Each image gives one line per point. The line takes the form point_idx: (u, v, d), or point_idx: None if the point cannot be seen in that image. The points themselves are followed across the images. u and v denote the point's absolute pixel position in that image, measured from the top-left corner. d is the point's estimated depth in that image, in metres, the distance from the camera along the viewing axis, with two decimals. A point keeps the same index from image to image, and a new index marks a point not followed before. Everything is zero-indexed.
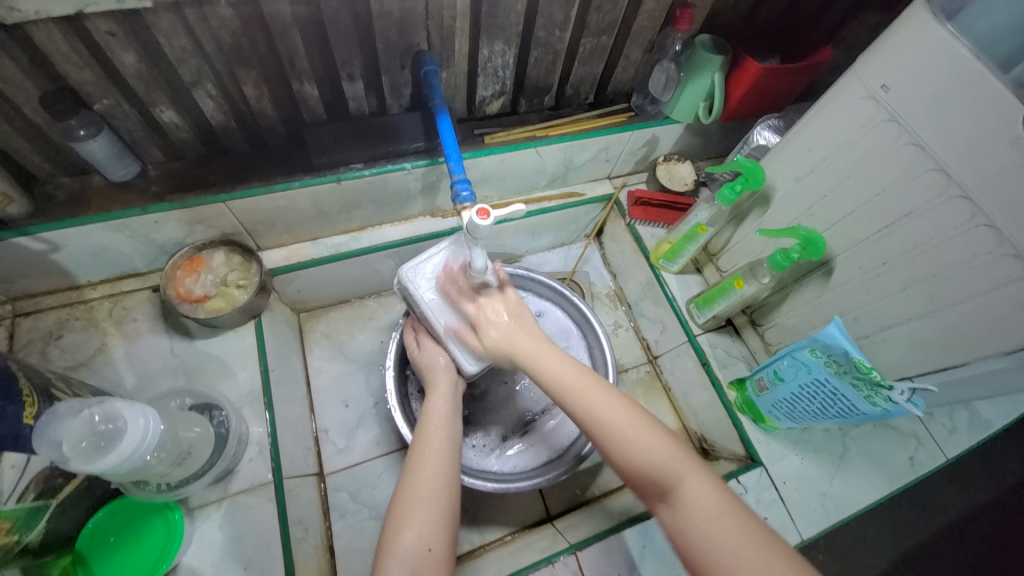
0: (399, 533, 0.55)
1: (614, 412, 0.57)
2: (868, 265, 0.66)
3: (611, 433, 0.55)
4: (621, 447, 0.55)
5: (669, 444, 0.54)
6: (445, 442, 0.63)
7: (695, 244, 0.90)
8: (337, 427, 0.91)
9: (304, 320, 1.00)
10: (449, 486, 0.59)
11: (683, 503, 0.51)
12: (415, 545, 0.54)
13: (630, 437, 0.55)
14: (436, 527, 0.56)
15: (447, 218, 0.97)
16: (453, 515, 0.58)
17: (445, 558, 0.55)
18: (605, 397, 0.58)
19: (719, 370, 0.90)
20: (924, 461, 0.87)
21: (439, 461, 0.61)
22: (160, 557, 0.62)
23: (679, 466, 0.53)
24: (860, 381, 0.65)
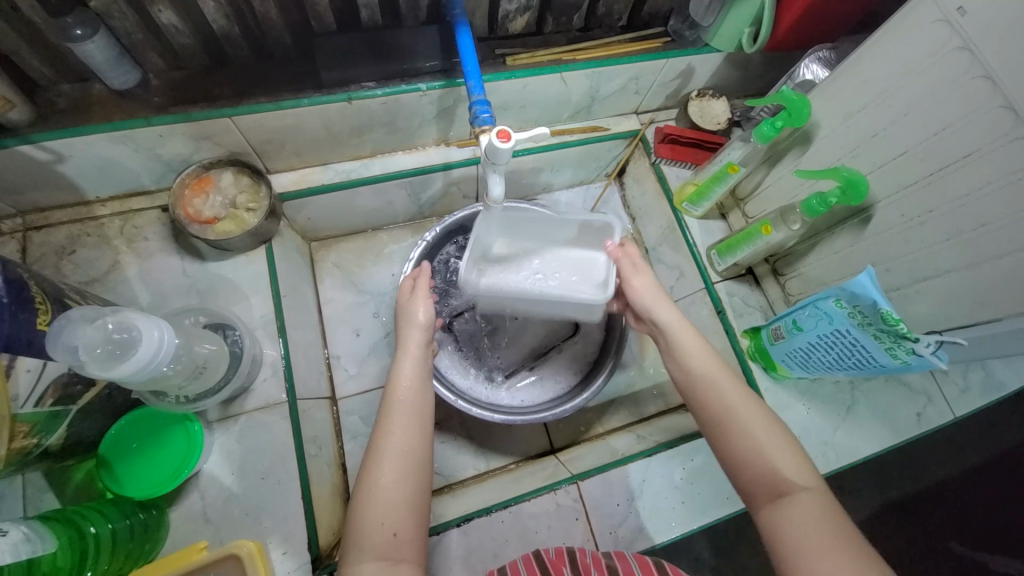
0: (367, 511, 0.53)
1: (744, 411, 0.59)
2: (911, 212, 0.62)
3: (739, 421, 0.58)
4: (741, 438, 0.58)
5: (788, 456, 0.56)
6: (417, 407, 0.59)
7: (723, 186, 0.85)
8: (348, 355, 0.93)
9: (315, 249, 0.99)
10: (419, 465, 0.57)
11: (792, 505, 0.53)
12: (380, 527, 0.52)
13: (755, 440, 0.57)
14: (398, 508, 0.54)
15: (463, 147, 0.92)
16: (420, 485, 0.56)
17: (411, 535, 0.54)
18: (745, 404, 0.59)
19: (734, 319, 0.89)
20: (931, 417, 0.87)
21: (407, 431, 0.58)
22: (182, 463, 0.64)
23: (797, 477, 0.55)
24: (883, 334, 0.63)
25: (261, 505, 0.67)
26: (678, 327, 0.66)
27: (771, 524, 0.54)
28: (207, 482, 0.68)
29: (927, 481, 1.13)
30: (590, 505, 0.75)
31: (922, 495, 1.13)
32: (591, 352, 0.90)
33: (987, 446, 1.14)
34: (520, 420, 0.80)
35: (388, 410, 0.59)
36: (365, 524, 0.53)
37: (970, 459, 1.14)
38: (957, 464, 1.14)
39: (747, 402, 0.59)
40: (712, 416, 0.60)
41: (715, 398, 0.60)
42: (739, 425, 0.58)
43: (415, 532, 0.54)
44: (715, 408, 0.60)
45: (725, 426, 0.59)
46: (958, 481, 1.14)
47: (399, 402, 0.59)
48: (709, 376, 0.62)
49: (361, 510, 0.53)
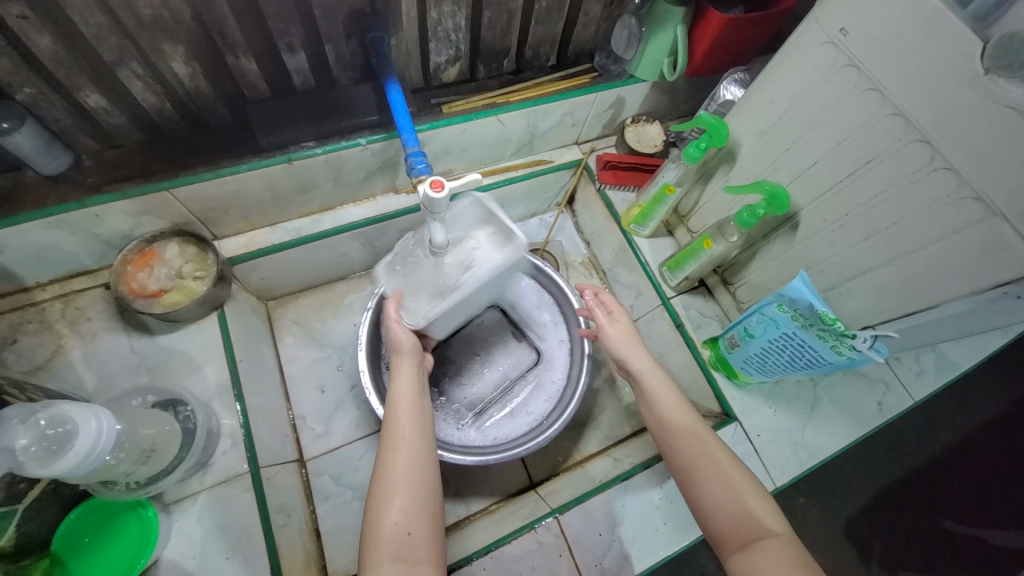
0: (384, 513, 0.58)
1: (708, 455, 0.62)
2: (831, 216, 0.66)
3: (706, 471, 0.61)
4: (710, 488, 0.60)
5: (755, 498, 0.58)
6: (417, 418, 0.66)
7: (664, 206, 0.89)
8: (314, 413, 0.90)
9: (272, 307, 0.97)
10: (426, 467, 0.63)
11: (760, 556, 0.53)
12: (394, 529, 0.57)
13: (723, 485, 0.59)
14: (416, 510, 0.59)
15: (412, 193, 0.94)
16: (428, 493, 0.61)
17: (425, 536, 0.58)
18: (711, 448, 0.62)
19: (693, 331, 0.91)
20: (891, 404, 0.90)
21: (409, 444, 0.64)
22: (138, 553, 0.61)
23: (769, 521, 0.56)
24: (826, 333, 0.66)
25: None
26: (652, 380, 0.70)
27: None
28: (167, 571, 0.64)
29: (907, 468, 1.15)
30: (573, 539, 0.74)
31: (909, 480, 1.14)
32: (557, 380, 0.90)
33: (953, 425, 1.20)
34: (495, 459, 0.79)
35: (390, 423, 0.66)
36: (379, 532, 0.57)
37: (945, 439, 1.18)
38: (934, 445, 1.18)
39: (712, 448, 0.62)
40: (682, 460, 0.63)
41: (682, 445, 0.64)
42: (706, 474, 0.61)
43: (429, 537, 0.58)
44: (685, 461, 0.63)
45: (695, 475, 0.61)
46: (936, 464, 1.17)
47: (400, 413, 0.66)
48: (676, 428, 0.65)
49: (377, 517, 0.58)
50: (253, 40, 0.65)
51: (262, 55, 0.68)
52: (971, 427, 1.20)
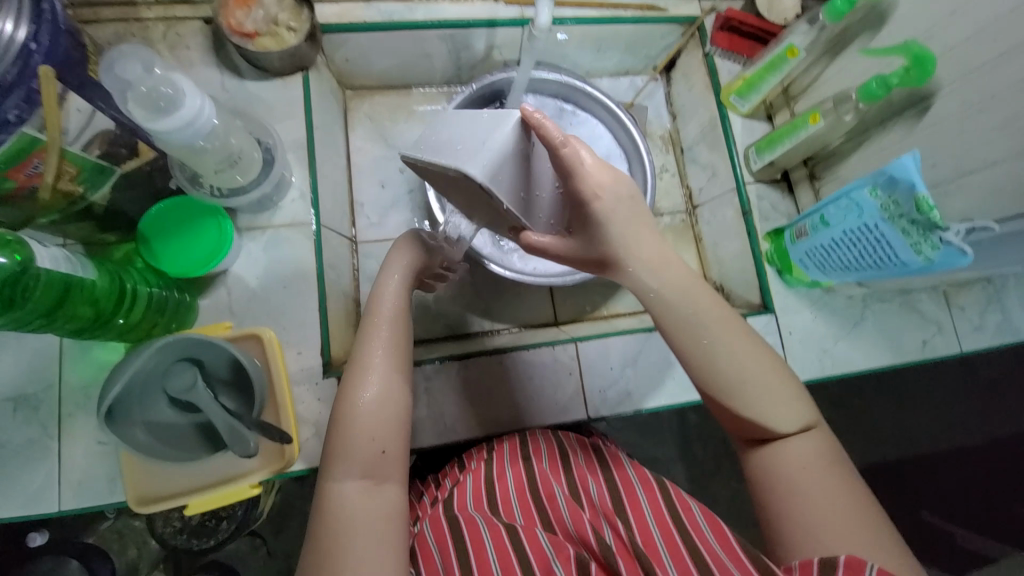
0: (351, 433, 0.51)
1: (742, 354, 0.52)
2: (972, 99, 0.59)
3: (744, 388, 0.51)
4: (743, 391, 0.51)
5: (792, 402, 0.51)
6: (397, 325, 0.58)
7: (776, 74, 0.82)
8: (370, 205, 0.93)
9: (349, 97, 0.98)
10: (403, 381, 0.55)
11: (787, 453, 0.51)
12: (367, 446, 0.51)
13: (756, 386, 0.51)
14: (387, 425, 0.53)
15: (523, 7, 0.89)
16: (404, 402, 0.55)
17: (399, 451, 0.53)
18: (742, 344, 0.52)
19: (759, 222, 0.88)
20: (936, 345, 0.88)
21: (390, 352, 0.56)
22: (211, 255, 0.68)
23: (795, 421, 0.51)
24: (913, 228, 0.62)
25: (280, 308, 0.72)
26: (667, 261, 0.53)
27: (768, 478, 0.51)
28: (233, 282, 0.72)
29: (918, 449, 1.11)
30: (585, 365, 0.79)
31: (929, 462, 1.10)
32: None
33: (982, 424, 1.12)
34: (530, 280, 0.84)
35: (368, 326, 0.57)
36: (348, 443, 0.51)
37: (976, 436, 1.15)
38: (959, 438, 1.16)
39: (742, 343, 0.52)
40: (705, 364, 0.52)
41: (709, 346, 0.52)
42: (740, 377, 0.51)
43: (402, 446, 0.53)
44: (710, 365, 0.52)
45: (723, 382, 0.51)
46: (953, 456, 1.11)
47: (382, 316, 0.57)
48: (705, 345, 0.52)
49: (344, 432, 0.52)
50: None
51: None
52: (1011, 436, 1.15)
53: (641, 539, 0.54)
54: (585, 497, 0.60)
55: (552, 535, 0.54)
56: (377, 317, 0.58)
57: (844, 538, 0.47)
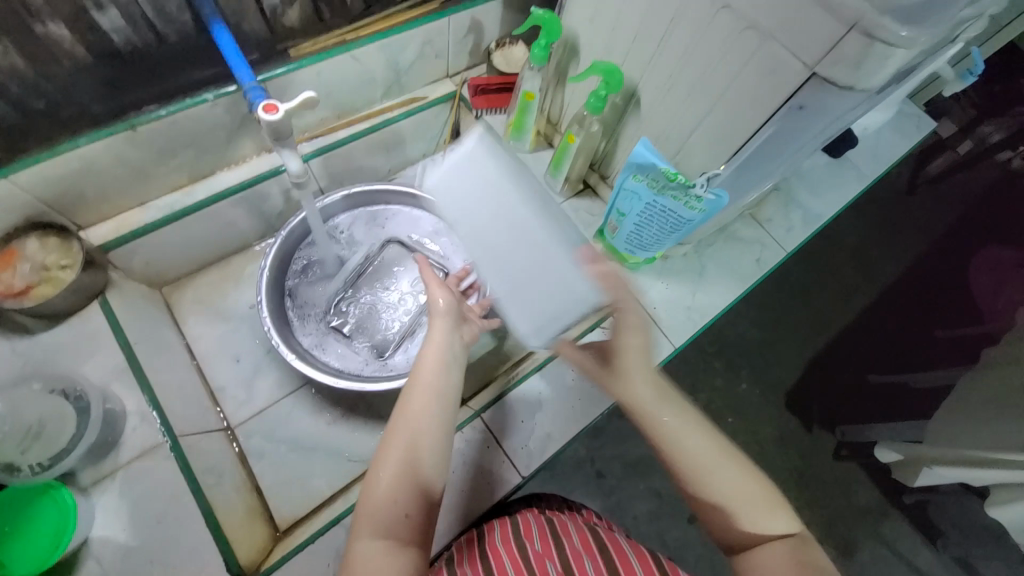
0: (376, 494, 0.54)
1: (712, 458, 0.53)
2: (661, 82, 0.72)
3: (711, 470, 0.52)
4: (716, 489, 0.51)
5: (771, 508, 0.52)
6: (433, 388, 0.58)
7: (531, 113, 0.93)
8: (232, 383, 0.89)
9: (168, 293, 0.95)
10: (439, 435, 0.56)
11: (768, 555, 0.50)
12: (392, 510, 0.53)
13: (731, 488, 0.52)
14: (410, 490, 0.54)
15: (304, 142, 0.96)
16: (435, 458, 0.55)
17: (421, 513, 0.55)
18: (711, 448, 0.53)
19: (585, 229, 0.97)
20: (768, 258, 1.00)
21: (427, 412, 0.57)
22: (57, 537, 0.60)
23: (781, 523, 0.52)
24: (675, 191, 0.73)
25: (161, 549, 0.64)
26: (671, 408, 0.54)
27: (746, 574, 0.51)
28: (99, 548, 0.64)
29: (811, 352, 1.40)
30: (496, 430, 0.84)
31: (824, 360, 1.39)
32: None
33: (838, 310, 1.44)
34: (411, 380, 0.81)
35: (410, 387, 0.59)
36: (372, 503, 0.54)
37: (861, 303, 1.45)
38: (850, 313, 1.44)
39: (716, 452, 0.53)
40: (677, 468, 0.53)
41: (669, 442, 0.53)
42: (711, 482, 0.52)
43: (423, 511, 0.55)
44: (683, 470, 0.52)
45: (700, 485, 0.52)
46: (834, 344, 1.41)
47: (419, 377, 0.58)
48: (648, 406, 0.54)
49: (371, 490, 0.55)
50: (58, 2, 0.62)
51: (73, 20, 0.64)
52: (878, 290, 1.46)
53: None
54: (578, 564, 0.64)
55: None
56: (417, 377, 0.59)
57: None
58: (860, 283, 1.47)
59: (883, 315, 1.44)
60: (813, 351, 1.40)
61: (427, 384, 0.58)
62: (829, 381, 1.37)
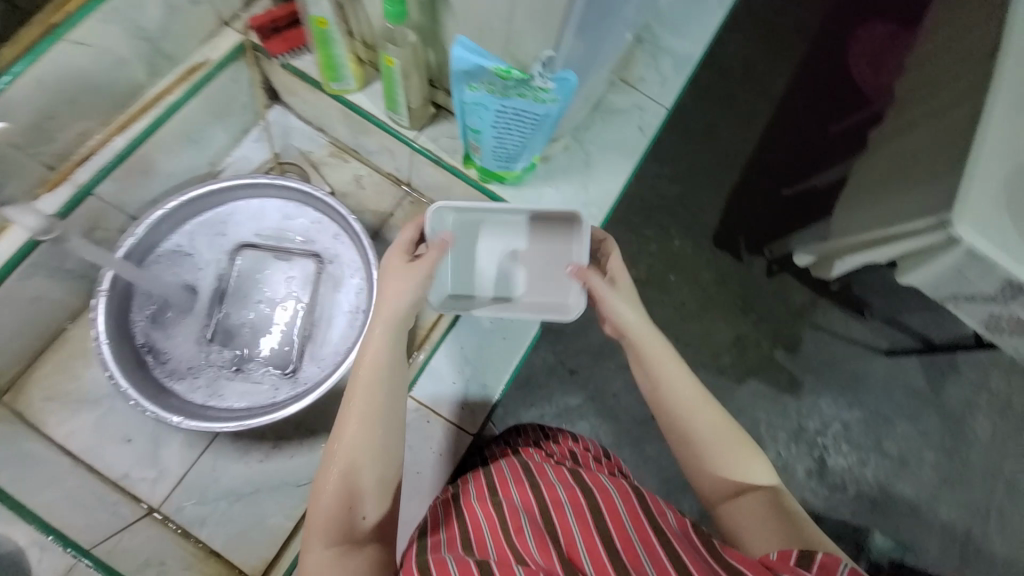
0: (324, 503, 0.55)
1: (687, 398, 0.66)
2: None
3: (692, 413, 0.65)
4: (698, 435, 0.64)
5: (751, 460, 0.63)
6: (373, 391, 0.59)
7: (338, 44, 0.77)
8: (136, 463, 0.79)
9: (10, 401, 0.79)
10: (384, 437, 0.58)
11: (745, 503, 0.61)
12: (341, 514, 0.55)
13: (720, 441, 0.64)
14: (361, 493, 0.56)
15: (51, 194, 0.74)
16: (379, 462, 0.57)
17: (376, 513, 0.57)
18: (686, 381, 0.67)
19: (451, 159, 0.85)
20: (650, 122, 0.94)
21: (367, 416, 0.58)
22: None
23: (761, 475, 0.62)
24: (516, 88, 0.63)
25: None
26: (661, 365, 0.68)
27: (727, 522, 0.62)
28: None
29: (726, 189, 1.40)
30: (430, 402, 0.92)
31: (736, 197, 1.40)
32: (353, 268, 0.85)
33: (737, 142, 1.43)
34: (318, 389, 0.72)
35: (352, 390, 0.60)
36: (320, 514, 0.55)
37: (756, 131, 1.44)
38: (749, 137, 1.43)
39: (704, 408, 0.65)
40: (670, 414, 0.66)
41: (668, 387, 0.66)
42: (694, 426, 0.65)
43: (379, 512, 0.57)
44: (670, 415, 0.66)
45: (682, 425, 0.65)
46: (743, 179, 1.41)
47: (360, 381, 0.60)
48: (659, 354, 0.69)
49: (318, 502, 0.56)
50: None
51: None
52: (770, 111, 1.45)
53: (604, 547, 0.56)
54: (556, 512, 0.61)
55: (546, 548, 0.56)
56: (360, 381, 0.60)
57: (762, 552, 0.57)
58: (748, 109, 1.45)
59: (778, 133, 1.44)
60: (726, 189, 1.41)
61: (365, 392, 0.59)
62: (745, 216, 1.39)
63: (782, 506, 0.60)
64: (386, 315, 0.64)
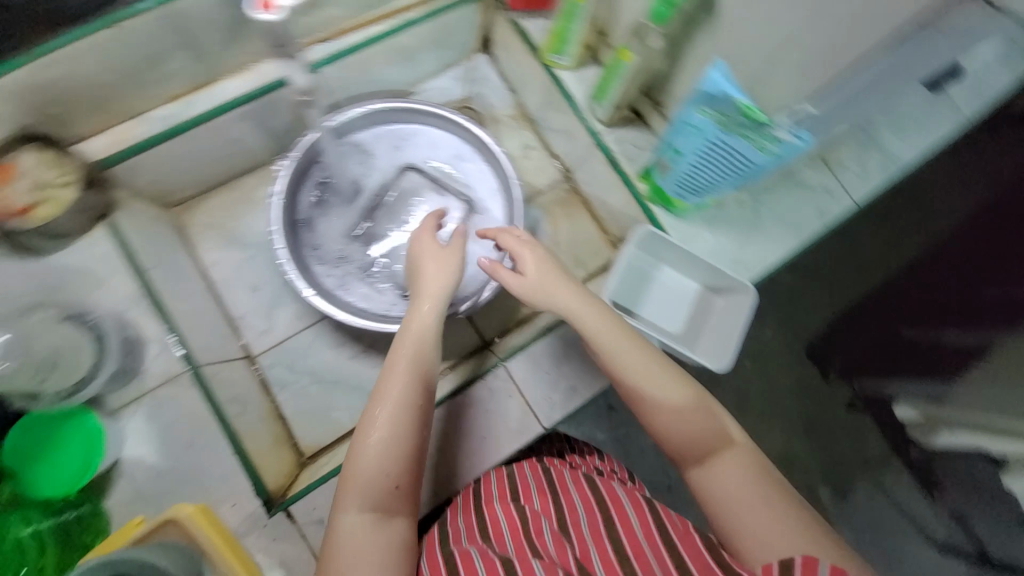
0: (362, 469, 0.53)
1: (674, 395, 0.58)
2: None
3: (670, 421, 0.57)
4: (679, 433, 0.57)
5: (717, 417, 0.58)
6: (423, 349, 0.60)
7: (579, 21, 0.81)
8: (253, 312, 0.87)
9: (180, 215, 0.89)
10: (420, 398, 0.58)
11: (722, 471, 0.55)
12: (384, 478, 0.53)
13: (694, 411, 0.58)
14: (401, 462, 0.54)
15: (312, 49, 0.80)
16: (419, 424, 0.57)
17: (411, 485, 0.55)
18: (667, 380, 0.59)
19: (627, 165, 0.84)
20: (834, 210, 0.86)
21: (409, 376, 0.58)
22: (88, 456, 0.65)
23: (731, 432, 0.57)
24: (745, 129, 0.61)
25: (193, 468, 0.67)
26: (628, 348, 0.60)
27: (702, 492, 0.55)
28: (131, 467, 0.67)
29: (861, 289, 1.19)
30: (520, 382, 0.79)
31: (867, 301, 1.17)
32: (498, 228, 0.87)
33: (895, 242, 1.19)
34: None
35: (399, 347, 0.60)
36: (358, 475, 0.53)
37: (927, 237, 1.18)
38: (909, 254, 1.18)
39: (685, 399, 0.58)
40: (649, 410, 0.58)
41: (655, 397, 0.58)
42: (670, 428, 0.57)
43: (413, 483, 0.55)
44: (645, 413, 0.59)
45: (648, 412, 0.58)
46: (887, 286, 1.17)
47: (413, 340, 0.60)
48: (647, 362, 0.59)
49: (356, 462, 0.54)
50: None
51: None
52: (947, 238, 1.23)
53: (613, 550, 0.53)
54: (572, 518, 0.58)
55: (557, 546, 0.53)
56: (409, 340, 0.60)
57: (753, 536, 0.50)
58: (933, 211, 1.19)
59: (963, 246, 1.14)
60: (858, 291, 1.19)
61: (412, 346, 0.60)
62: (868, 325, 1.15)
63: (760, 463, 0.55)
64: (449, 267, 0.67)
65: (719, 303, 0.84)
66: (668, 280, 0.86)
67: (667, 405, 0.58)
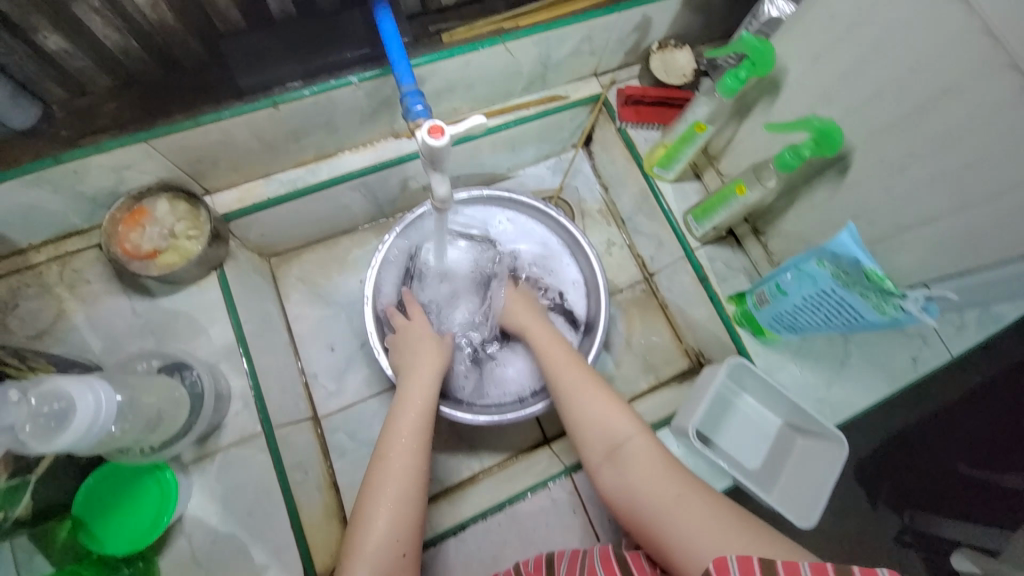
0: (367, 540, 0.55)
1: (592, 403, 0.63)
2: (893, 157, 0.60)
3: (578, 422, 0.63)
4: (591, 430, 0.62)
5: (625, 414, 0.61)
6: (418, 415, 0.63)
7: (693, 146, 0.81)
8: (325, 370, 0.88)
9: (275, 265, 0.93)
10: (420, 463, 0.60)
11: (630, 460, 0.58)
12: (391, 552, 0.55)
13: (601, 406, 0.62)
14: (410, 529, 0.57)
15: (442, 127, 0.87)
16: (422, 488, 0.59)
17: (416, 550, 0.57)
18: (592, 394, 0.64)
19: (717, 285, 0.85)
20: (929, 359, 0.80)
21: (412, 449, 0.60)
22: (159, 513, 0.63)
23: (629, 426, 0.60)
24: (869, 290, 0.60)
25: (253, 540, 0.65)
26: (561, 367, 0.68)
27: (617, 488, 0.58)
28: (192, 526, 0.66)
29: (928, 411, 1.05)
30: (586, 496, 0.76)
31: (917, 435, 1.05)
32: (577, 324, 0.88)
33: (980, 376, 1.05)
34: (509, 417, 0.78)
35: (393, 417, 0.63)
36: (369, 544, 0.55)
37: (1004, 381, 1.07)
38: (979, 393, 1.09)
39: (599, 402, 0.63)
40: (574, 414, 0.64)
41: (580, 414, 0.63)
42: (582, 422, 0.63)
43: (419, 546, 0.57)
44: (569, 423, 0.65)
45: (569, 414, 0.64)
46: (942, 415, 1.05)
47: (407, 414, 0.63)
48: (573, 384, 0.66)
49: (363, 540, 0.55)
50: None
51: None
52: None
53: None
54: None
55: None
56: (404, 409, 0.64)
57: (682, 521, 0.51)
58: None
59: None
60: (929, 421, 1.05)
61: (412, 412, 0.63)
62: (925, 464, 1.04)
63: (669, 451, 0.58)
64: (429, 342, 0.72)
65: (799, 444, 0.79)
66: (748, 412, 0.82)
67: (586, 415, 0.62)
